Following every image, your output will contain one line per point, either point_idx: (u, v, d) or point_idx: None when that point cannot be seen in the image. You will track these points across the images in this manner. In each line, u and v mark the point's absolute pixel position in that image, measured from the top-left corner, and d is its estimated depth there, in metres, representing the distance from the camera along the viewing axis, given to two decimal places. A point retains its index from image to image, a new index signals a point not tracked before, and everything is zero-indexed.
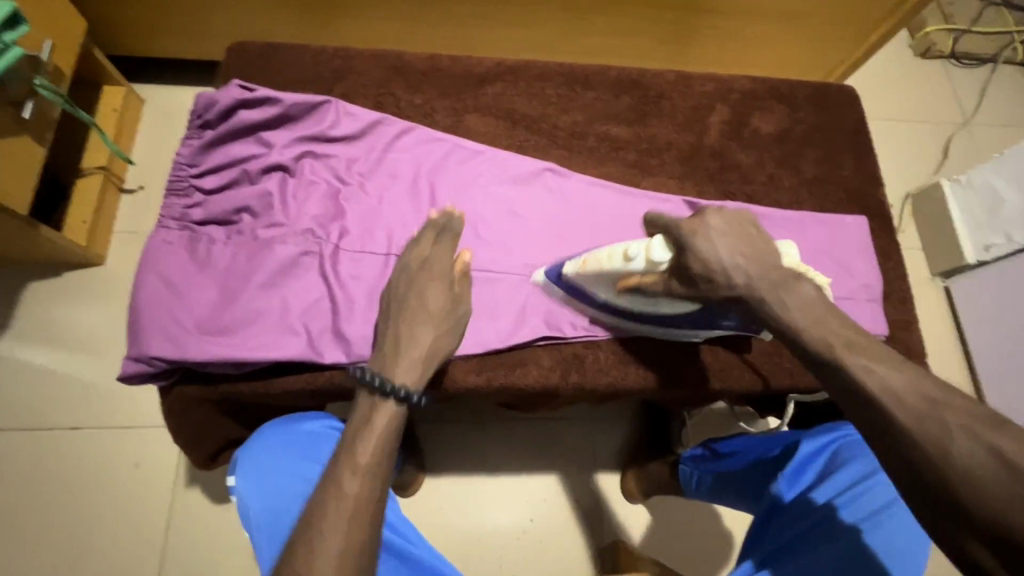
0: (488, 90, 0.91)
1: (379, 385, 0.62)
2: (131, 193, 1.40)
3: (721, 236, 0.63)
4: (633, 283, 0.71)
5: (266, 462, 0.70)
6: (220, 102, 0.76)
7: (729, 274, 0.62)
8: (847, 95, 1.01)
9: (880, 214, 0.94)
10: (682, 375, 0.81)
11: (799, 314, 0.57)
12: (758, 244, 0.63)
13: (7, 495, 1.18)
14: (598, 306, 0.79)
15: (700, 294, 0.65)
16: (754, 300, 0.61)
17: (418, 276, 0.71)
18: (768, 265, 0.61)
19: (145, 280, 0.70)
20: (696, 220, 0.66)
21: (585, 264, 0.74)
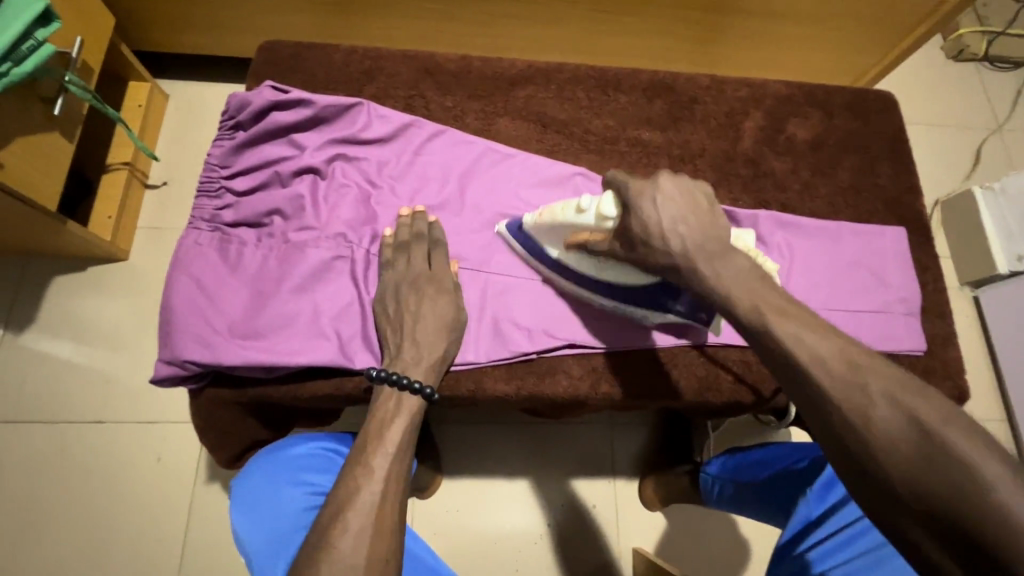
0: (520, 93, 0.89)
1: (399, 381, 0.65)
2: (155, 189, 1.41)
3: (669, 198, 0.61)
4: (583, 239, 0.70)
5: (258, 494, 0.69)
6: (254, 103, 0.76)
7: (668, 238, 0.60)
8: (886, 102, 0.98)
9: (918, 224, 0.91)
10: (716, 388, 0.79)
11: (731, 283, 0.57)
12: (703, 213, 0.61)
13: (33, 485, 1.20)
14: (552, 267, 0.77)
15: (638, 256, 0.63)
16: (686, 266, 0.60)
17: (415, 284, 0.71)
18: (710, 235, 0.60)
19: (176, 282, 0.70)
20: (647, 182, 0.63)
21: (541, 215, 0.74)
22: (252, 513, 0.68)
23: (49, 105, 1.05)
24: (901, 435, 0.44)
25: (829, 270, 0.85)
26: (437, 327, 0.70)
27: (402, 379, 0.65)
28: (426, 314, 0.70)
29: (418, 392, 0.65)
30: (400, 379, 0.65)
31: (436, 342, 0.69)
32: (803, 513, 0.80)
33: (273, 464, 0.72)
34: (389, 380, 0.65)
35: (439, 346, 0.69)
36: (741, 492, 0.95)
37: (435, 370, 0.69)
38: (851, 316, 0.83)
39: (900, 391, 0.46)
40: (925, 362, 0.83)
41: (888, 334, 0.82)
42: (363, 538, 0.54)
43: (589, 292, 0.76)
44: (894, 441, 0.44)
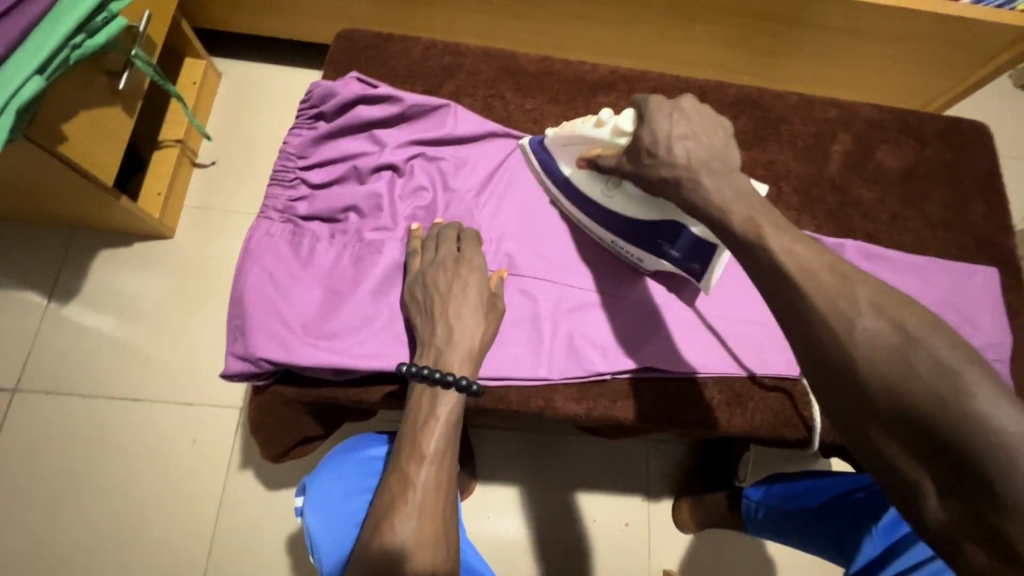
0: (601, 100, 0.86)
1: (435, 376, 0.60)
2: (203, 168, 1.40)
3: (683, 116, 0.60)
4: (595, 154, 0.69)
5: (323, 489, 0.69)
6: (338, 94, 0.74)
7: (672, 150, 0.59)
8: (981, 133, 0.94)
9: (1009, 266, 0.87)
10: (789, 423, 0.75)
11: (727, 194, 0.55)
12: (715, 139, 0.59)
13: (69, 458, 1.20)
14: (560, 186, 0.76)
15: (641, 171, 0.62)
16: (686, 177, 0.57)
17: (458, 272, 0.66)
18: (716, 156, 0.58)
19: (249, 274, 0.67)
20: (670, 102, 0.61)
21: (563, 128, 0.72)
22: (323, 510, 0.67)
23: (115, 80, 1.03)
24: (936, 374, 0.41)
25: None
26: (474, 322, 0.64)
27: (437, 374, 0.60)
28: (465, 313, 0.64)
29: (460, 386, 0.60)
30: (436, 375, 0.60)
31: (471, 326, 0.64)
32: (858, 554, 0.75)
33: (349, 461, 0.72)
34: (420, 376, 0.60)
35: (478, 338, 0.64)
36: (786, 519, 0.91)
37: (475, 361, 0.63)
38: None
39: (959, 357, 0.41)
40: None
41: None
42: (408, 549, 0.53)
43: (586, 220, 0.75)
44: (965, 409, 0.39)
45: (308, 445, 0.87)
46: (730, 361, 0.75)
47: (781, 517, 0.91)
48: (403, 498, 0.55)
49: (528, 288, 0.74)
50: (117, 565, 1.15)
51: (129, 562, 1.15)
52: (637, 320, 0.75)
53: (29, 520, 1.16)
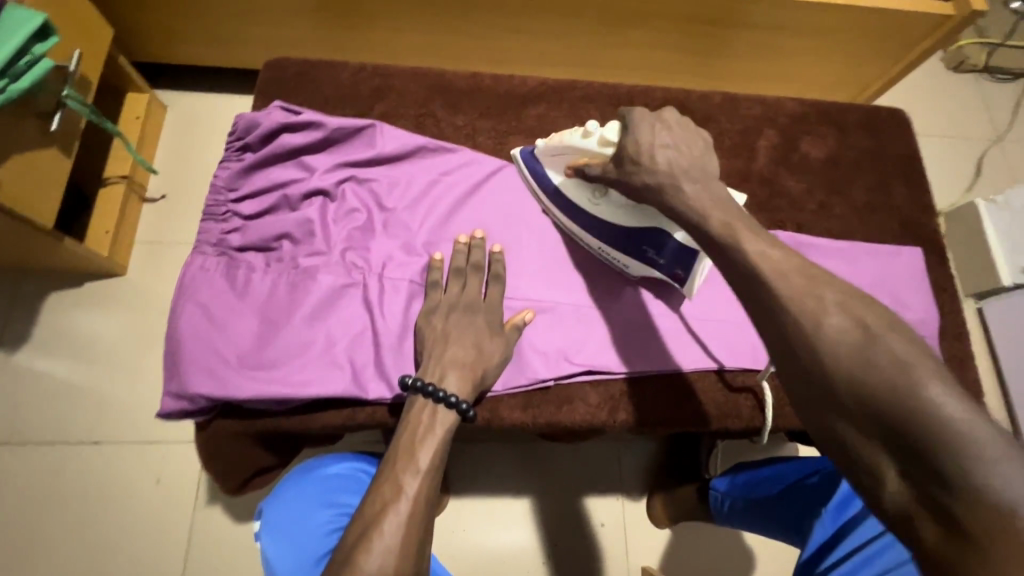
0: (532, 111, 0.88)
1: (438, 394, 0.62)
2: (153, 203, 1.38)
3: (665, 127, 0.65)
4: (582, 163, 0.72)
5: (281, 515, 0.68)
6: (262, 124, 0.74)
7: (655, 158, 0.63)
8: (899, 120, 0.98)
9: (933, 244, 0.91)
10: (734, 411, 0.77)
11: (703, 199, 0.59)
12: (692, 150, 0.64)
13: (28, 507, 1.17)
14: (551, 197, 0.79)
15: (625, 176, 0.65)
16: (669, 183, 0.61)
17: (461, 310, 0.69)
18: (693, 163, 0.63)
19: (183, 311, 0.67)
20: (653, 114, 0.66)
21: (551, 137, 0.76)
22: (281, 532, 0.67)
23: (47, 121, 1.02)
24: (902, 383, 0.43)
25: None
26: (469, 348, 0.67)
27: (441, 392, 0.62)
28: (454, 335, 0.67)
29: (456, 407, 0.62)
30: (437, 393, 0.62)
31: (470, 351, 0.66)
32: (816, 533, 0.77)
33: (307, 483, 0.71)
34: (418, 389, 0.62)
35: (479, 366, 0.66)
36: (749, 509, 0.92)
37: (472, 384, 0.65)
38: None
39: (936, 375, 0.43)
40: None
41: None
42: (389, 557, 0.50)
43: (578, 229, 0.78)
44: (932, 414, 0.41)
45: (267, 475, 0.86)
46: (670, 358, 0.77)
47: (744, 507, 0.93)
48: (394, 504, 0.54)
49: None
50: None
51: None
52: (578, 327, 0.76)
53: None
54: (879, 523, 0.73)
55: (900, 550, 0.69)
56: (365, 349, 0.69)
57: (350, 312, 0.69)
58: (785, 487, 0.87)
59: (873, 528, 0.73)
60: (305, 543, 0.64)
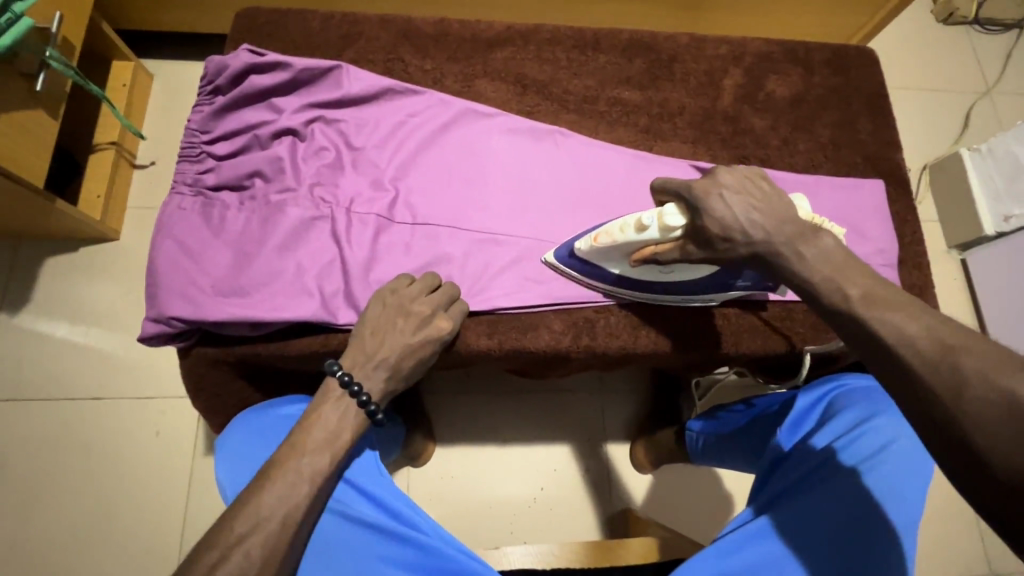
0: (498, 55, 0.90)
1: (352, 387, 0.63)
2: (143, 169, 1.39)
3: (735, 193, 0.60)
4: (650, 252, 0.67)
5: (232, 446, 0.68)
6: (230, 66, 0.77)
7: (747, 231, 0.58)
8: (866, 57, 0.99)
9: (896, 178, 0.93)
10: (735, 334, 0.81)
11: (819, 265, 0.55)
12: (770, 200, 0.60)
13: (28, 465, 1.18)
14: (612, 283, 0.77)
15: (719, 256, 0.61)
16: (772, 254, 0.57)
17: (399, 314, 0.68)
18: (784, 218, 0.58)
19: (162, 244, 0.71)
20: (709, 180, 0.61)
21: (598, 239, 0.70)
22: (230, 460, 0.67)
23: (32, 81, 1.05)
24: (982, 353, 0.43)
25: None
26: (393, 352, 0.66)
27: (354, 387, 0.63)
28: (385, 342, 0.67)
29: (364, 407, 0.63)
30: (351, 387, 0.63)
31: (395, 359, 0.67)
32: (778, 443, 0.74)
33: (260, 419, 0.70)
34: (340, 384, 0.63)
35: (398, 365, 0.67)
36: (722, 445, 0.92)
37: (387, 389, 0.66)
38: None
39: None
40: None
41: None
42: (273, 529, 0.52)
43: (656, 293, 0.78)
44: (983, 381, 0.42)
45: None
46: None
47: (717, 443, 0.93)
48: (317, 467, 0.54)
49: (439, 225, 0.77)
50: (90, 567, 1.13)
51: (100, 564, 1.14)
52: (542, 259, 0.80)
53: None
54: (834, 431, 0.71)
55: (865, 444, 0.68)
56: (336, 278, 0.72)
57: (319, 245, 0.73)
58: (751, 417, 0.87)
59: (830, 433, 0.71)
60: (243, 472, 0.65)
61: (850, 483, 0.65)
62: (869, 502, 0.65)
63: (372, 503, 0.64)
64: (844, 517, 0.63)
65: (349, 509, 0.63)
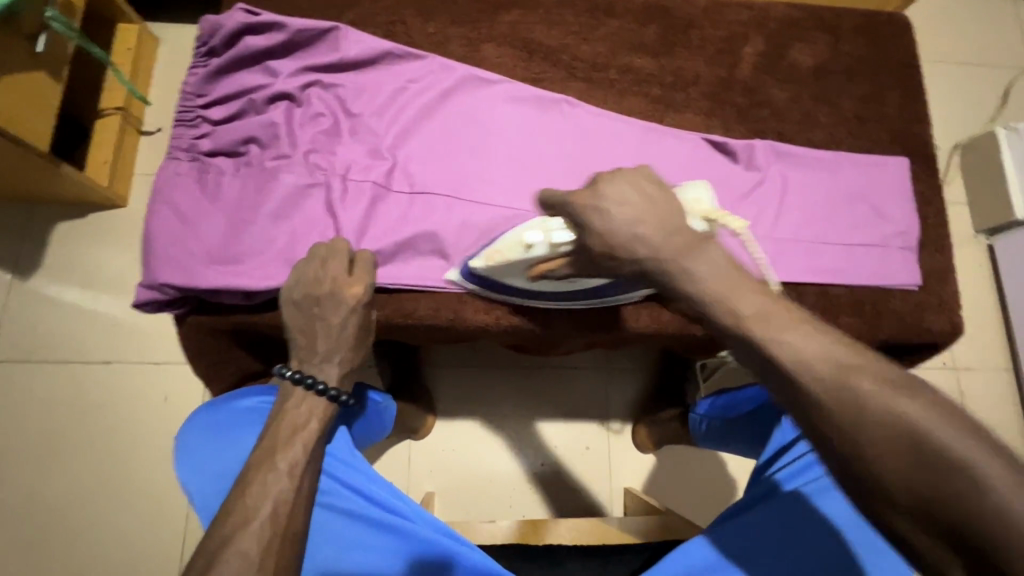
0: (505, 18, 0.85)
1: (306, 381, 0.64)
2: (150, 135, 1.38)
3: (620, 201, 0.53)
4: (542, 268, 0.64)
5: (195, 447, 0.64)
6: (225, 26, 0.74)
7: (632, 246, 0.52)
8: (900, 25, 0.92)
9: (923, 155, 0.88)
10: None
11: (705, 276, 0.49)
12: (659, 206, 0.52)
13: (42, 425, 1.21)
14: (515, 293, 0.73)
15: (607, 271, 0.56)
16: (658, 271, 0.51)
17: (320, 300, 0.66)
18: (671, 228, 0.51)
19: (156, 210, 0.70)
20: (588, 191, 0.54)
21: (491, 258, 0.67)
22: (196, 461, 0.63)
23: (34, 43, 1.04)
24: None
25: (826, 202, 0.83)
26: (334, 339, 0.67)
27: (308, 381, 0.64)
28: (322, 332, 0.67)
29: (332, 398, 0.65)
30: (309, 382, 0.64)
31: (342, 345, 0.67)
32: (775, 438, 0.72)
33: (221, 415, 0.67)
34: (295, 381, 0.64)
35: (346, 348, 0.67)
36: (728, 428, 0.90)
37: (350, 372, 0.68)
38: (844, 250, 0.81)
39: None
40: (918, 296, 0.81)
41: (881, 269, 0.80)
42: None
43: (555, 300, 0.74)
44: None
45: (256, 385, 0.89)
46: None
47: (721, 426, 0.91)
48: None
49: (434, 198, 0.75)
50: (103, 523, 1.17)
51: (113, 521, 1.18)
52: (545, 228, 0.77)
53: (12, 488, 1.17)
54: (804, 447, 0.67)
55: None
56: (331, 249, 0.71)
57: (314, 215, 0.71)
58: (756, 401, 0.85)
59: None
60: (230, 459, 0.63)
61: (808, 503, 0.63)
62: (842, 514, 0.62)
63: (355, 494, 0.64)
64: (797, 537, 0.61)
65: (332, 499, 0.64)
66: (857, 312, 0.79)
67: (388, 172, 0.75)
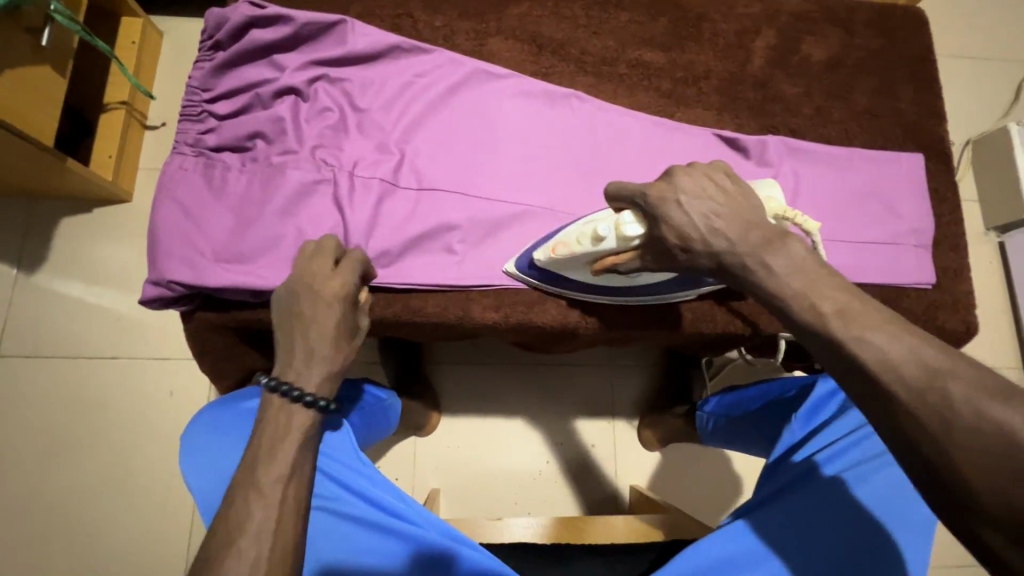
0: (513, 11, 0.84)
1: (283, 388, 0.57)
2: (154, 130, 1.38)
3: (698, 194, 0.53)
4: (610, 263, 0.63)
5: (199, 444, 0.64)
6: (231, 19, 0.73)
7: (709, 240, 0.52)
8: (915, 19, 0.91)
9: (937, 152, 0.86)
10: (707, 319, 0.77)
11: (789, 274, 0.47)
12: (735, 204, 0.53)
13: (49, 420, 1.21)
14: (579, 288, 0.73)
15: (680, 265, 0.56)
16: (735, 265, 0.51)
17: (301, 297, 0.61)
18: (754, 224, 0.51)
19: (162, 206, 0.69)
20: (665, 184, 0.55)
21: (554, 250, 0.67)
22: (200, 458, 0.63)
23: (37, 37, 1.03)
24: None
25: (838, 199, 0.81)
26: (316, 339, 0.60)
27: (286, 388, 0.57)
28: (304, 331, 0.60)
29: (313, 405, 0.57)
30: (286, 389, 0.57)
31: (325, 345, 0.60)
32: (784, 438, 0.70)
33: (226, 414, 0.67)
34: (271, 389, 0.57)
35: (331, 348, 0.60)
36: (734, 427, 0.90)
37: (333, 380, 0.60)
38: (856, 249, 0.80)
39: None
40: (932, 295, 0.80)
41: (894, 268, 0.79)
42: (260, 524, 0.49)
43: (619, 297, 0.74)
44: None
45: None
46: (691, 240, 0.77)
47: (728, 426, 0.91)
48: (266, 459, 0.53)
49: (442, 195, 0.74)
50: (108, 519, 1.18)
51: (118, 515, 1.18)
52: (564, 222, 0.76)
53: (19, 483, 1.18)
54: (808, 451, 0.66)
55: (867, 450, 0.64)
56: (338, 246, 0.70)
57: (321, 211, 0.71)
58: (764, 401, 0.84)
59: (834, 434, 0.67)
60: (224, 456, 0.63)
61: (835, 498, 0.62)
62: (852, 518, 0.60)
63: (359, 497, 0.64)
64: (829, 536, 0.59)
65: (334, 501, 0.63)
66: None
67: (396, 168, 0.74)
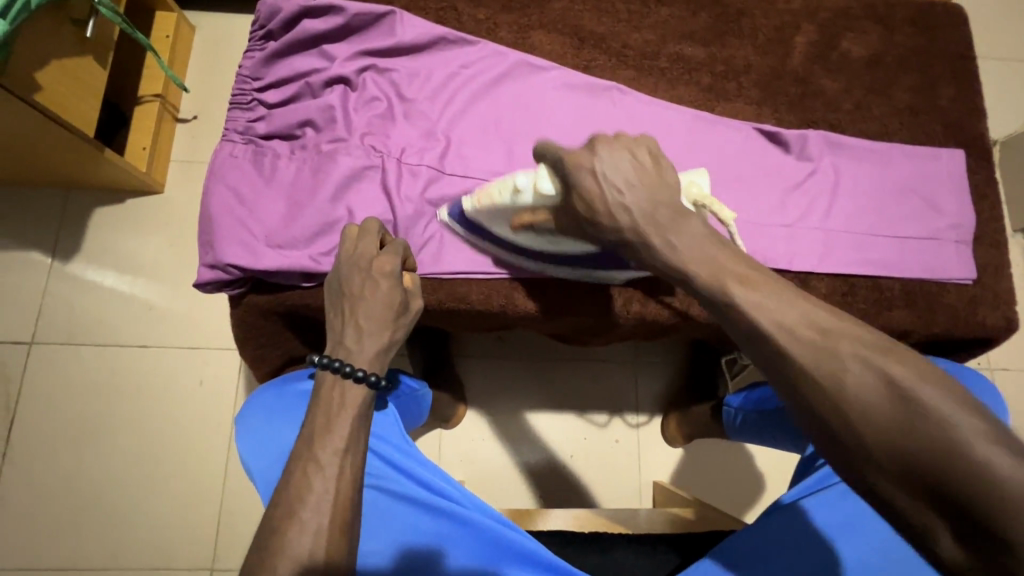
0: (555, 4, 0.85)
1: (337, 365, 0.56)
2: (186, 123, 1.39)
3: (610, 165, 0.51)
4: (526, 220, 0.64)
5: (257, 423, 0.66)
6: (283, 9, 0.75)
7: (614, 212, 0.50)
8: (954, 16, 0.91)
9: (977, 148, 0.86)
10: None
11: (694, 257, 0.46)
12: (650, 176, 0.51)
13: (82, 405, 1.23)
14: (514, 251, 0.72)
15: (591, 235, 0.55)
16: (637, 241, 0.50)
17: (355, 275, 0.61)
18: (660, 201, 0.49)
19: (214, 191, 0.71)
20: (585, 151, 0.52)
21: (479, 200, 0.67)
22: (258, 436, 0.64)
23: (82, 28, 1.05)
24: None
25: (878, 194, 0.82)
26: (369, 318, 0.59)
27: (336, 363, 0.56)
28: (358, 309, 0.59)
29: (365, 380, 0.56)
30: (337, 365, 0.56)
31: (377, 326, 0.59)
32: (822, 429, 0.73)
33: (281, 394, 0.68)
34: (324, 366, 0.56)
35: (382, 327, 0.59)
36: (763, 421, 0.90)
37: (383, 355, 0.59)
38: (898, 243, 0.80)
39: None
40: (973, 291, 0.80)
41: (936, 263, 0.79)
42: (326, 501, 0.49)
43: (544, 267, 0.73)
44: None
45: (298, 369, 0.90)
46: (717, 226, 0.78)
47: (757, 419, 0.91)
48: (322, 435, 0.53)
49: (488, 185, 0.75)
50: (139, 504, 1.19)
51: (149, 501, 1.19)
52: None
53: (52, 467, 1.20)
54: None
55: None
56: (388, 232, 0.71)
57: (370, 198, 0.72)
58: None
59: None
60: (276, 435, 0.64)
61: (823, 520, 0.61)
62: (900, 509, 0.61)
63: (407, 478, 0.65)
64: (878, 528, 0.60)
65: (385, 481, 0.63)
66: (909, 306, 0.79)
67: (443, 157, 0.75)
